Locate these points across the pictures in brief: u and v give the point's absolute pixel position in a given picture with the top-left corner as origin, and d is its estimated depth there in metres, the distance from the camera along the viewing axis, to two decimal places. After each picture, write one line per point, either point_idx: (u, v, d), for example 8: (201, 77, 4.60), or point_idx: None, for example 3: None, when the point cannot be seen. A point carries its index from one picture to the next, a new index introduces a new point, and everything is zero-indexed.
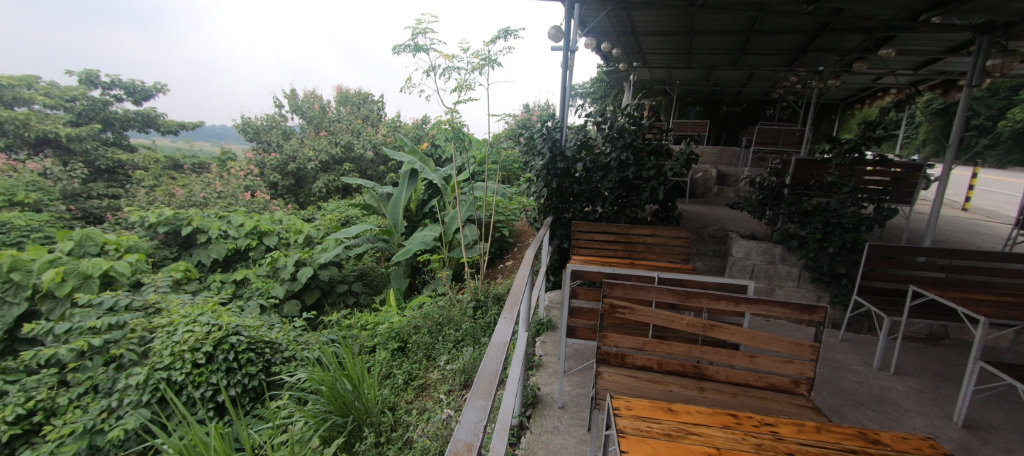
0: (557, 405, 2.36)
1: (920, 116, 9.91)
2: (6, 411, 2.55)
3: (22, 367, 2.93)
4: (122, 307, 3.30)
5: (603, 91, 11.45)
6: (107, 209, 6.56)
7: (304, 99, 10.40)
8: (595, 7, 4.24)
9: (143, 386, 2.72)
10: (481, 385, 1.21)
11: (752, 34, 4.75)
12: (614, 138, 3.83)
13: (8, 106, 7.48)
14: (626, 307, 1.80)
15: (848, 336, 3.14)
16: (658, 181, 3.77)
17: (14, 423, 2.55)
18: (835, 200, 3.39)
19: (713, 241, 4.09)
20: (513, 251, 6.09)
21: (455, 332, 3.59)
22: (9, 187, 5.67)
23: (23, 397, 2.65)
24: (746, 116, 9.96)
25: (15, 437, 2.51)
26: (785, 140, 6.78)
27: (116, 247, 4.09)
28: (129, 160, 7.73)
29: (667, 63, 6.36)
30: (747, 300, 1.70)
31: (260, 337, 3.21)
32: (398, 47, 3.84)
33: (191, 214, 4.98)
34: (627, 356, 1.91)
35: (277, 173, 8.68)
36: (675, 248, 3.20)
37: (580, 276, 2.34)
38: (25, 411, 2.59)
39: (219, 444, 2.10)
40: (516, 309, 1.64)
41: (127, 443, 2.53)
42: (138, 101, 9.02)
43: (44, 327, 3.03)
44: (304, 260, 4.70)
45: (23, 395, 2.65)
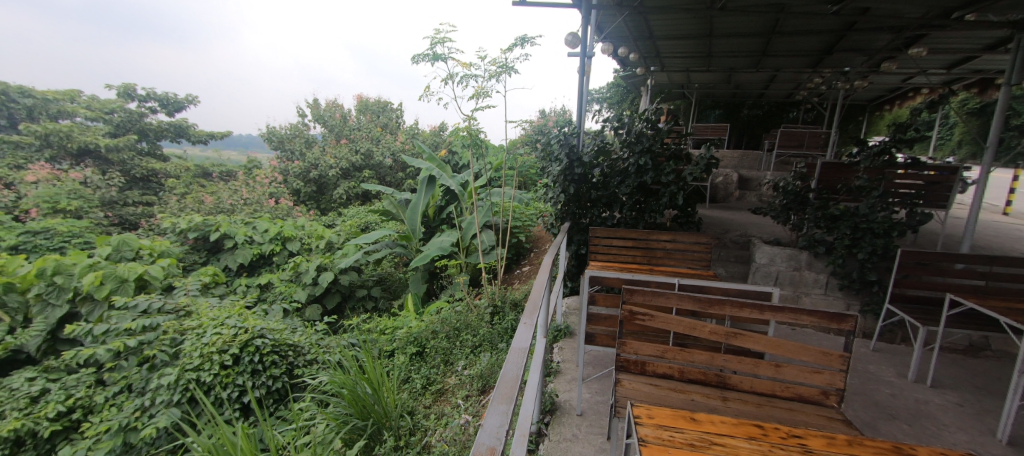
0: (576, 412, 2.33)
1: (954, 115, 9.47)
2: (47, 408, 2.67)
3: (63, 367, 3.06)
4: (155, 310, 3.42)
5: (620, 96, 11.40)
6: (141, 216, 6.84)
7: (326, 108, 10.62)
8: (612, 12, 4.23)
9: (174, 386, 2.80)
10: (503, 390, 1.21)
11: (774, 36, 4.66)
12: (632, 143, 3.79)
13: (54, 119, 8.11)
14: (646, 314, 1.77)
15: (881, 346, 3.02)
16: (678, 187, 3.69)
17: (55, 420, 2.67)
18: (864, 204, 3.21)
19: (735, 247, 4.02)
20: (530, 256, 6.08)
21: (473, 338, 3.60)
22: (53, 195, 5.95)
23: (63, 395, 2.77)
24: (768, 119, 9.74)
25: (56, 433, 2.63)
26: (810, 143, 6.61)
27: (149, 252, 4.25)
28: (162, 169, 8.09)
29: (686, 67, 6.29)
30: (772, 308, 1.68)
31: (283, 340, 3.28)
32: (417, 56, 3.91)
33: (219, 221, 5.14)
34: (646, 363, 1.88)
35: (300, 180, 8.99)
36: (696, 254, 3.14)
37: (597, 282, 2.32)
38: (65, 408, 2.71)
39: (247, 444, 2.16)
40: (535, 315, 1.64)
41: (159, 441, 2.62)
42: (171, 112, 9.40)
43: (83, 328, 3.16)
44: (325, 265, 4.79)
45: (63, 393, 2.77)
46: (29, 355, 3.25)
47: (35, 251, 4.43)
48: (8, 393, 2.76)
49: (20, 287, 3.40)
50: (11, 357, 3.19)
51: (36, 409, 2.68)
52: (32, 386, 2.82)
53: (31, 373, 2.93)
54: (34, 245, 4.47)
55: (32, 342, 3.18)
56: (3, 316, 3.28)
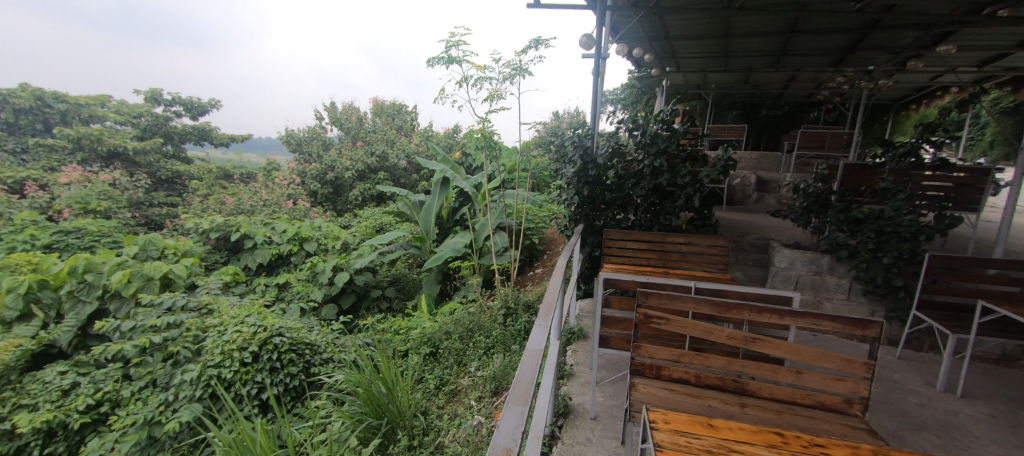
0: (589, 415, 2.31)
1: (986, 115, 9.10)
2: (77, 401, 2.78)
3: (93, 361, 3.13)
4: (179, 307, 3.50)
5: (635, 97, 11.31)
6: (166, 216, 7.03)
7: (343, 111, 10.75)
8: (627, 13, 4.20)
9: (196, 382, 2.87)
10: (518, 392, 1.21)
11: (794, 35, 4.56)
12: (647, 145, 3.74)
13: (85, 123, 8.40)
14: (662, 318, 1.74)
15: (907, 354, 2.92)
16: (694, 189, 3.63)
17: (85, 412, 2.79)
18: (889, 207, 3.11)
19: (753, 250, 3.96)
20: (543, 258, 6.06)
21: (486, 339, 3.59)
22: (84, 196, 6.16)
23: (93, 388, 2.88)
24: (787, 119, 9.53)
25: (86, 425, 2.76)
26: (831, 144, 6.46)
27: (174, 251, 4.35)
28: (186, 171, 8.32)
29: (703, 67, 6.20)
30: (793, 314, 1.63)
31: (301, 339, 3.32)
32: (432, 59, 3.93)
33: (240, 221, 5.26)
34: (662, 368, 1.85)
35: (316, 182, 9.12)
36: (712, 257, 3.08)
37: (612, 285, 2.30)
38: (94, 402, 2.81)
39: (266, 440, 2.20)
40: (551, 317, 1.63)
41: (182, 435, 2.69)
42: (195, 116, 9.66)
43: (112, 324, 3.26)
44: (341, 265, 4.85)
45: (93, 387, 2.87)
46: (61, 350, 3.35)
47: (66, 250, 4.59)
48: (42, 386, 2.88)
49: (53, 285, 3.54)
50: (44, 351, 3.29)
51: (67, 401, 2.79)
52: (64, 380, 2.93)
53: (63, 366, 3.02)
54: (66, 244, 4.63)
55: (64, 337, 3.30)
56: (38, 311, 3.43)
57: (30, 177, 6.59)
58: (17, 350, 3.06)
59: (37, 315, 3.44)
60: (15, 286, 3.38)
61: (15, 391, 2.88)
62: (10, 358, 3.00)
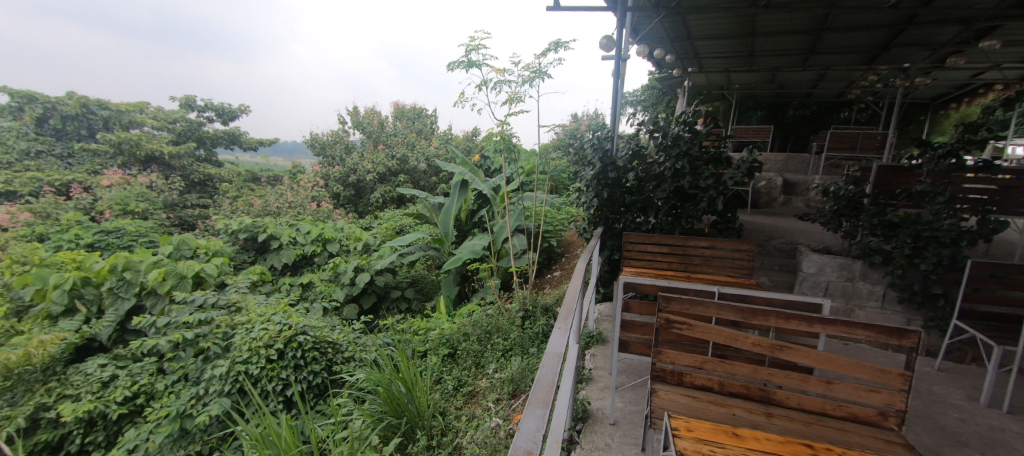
0: (609, 421, 2.26)
1: None
2: (116, 392, 2.91)
3: (130, 355, 3.30)
4: (209, 305, 3.62)
5: (655, 98, 11.16)
6: (198, 217, 7.29)
7: (365, 115, 10.93)
8: (648, 13, 4.15)
9: (225, 377, 2.96)
10: (539, 394, 1.23)
11: (822, 32, 4.43)
12: (668, 147, 3.65)
13: (125, 128, 8.79)
14: (684, 323, 1.69)
15: (947, 366, 2.77)
16: (717, 191, 3.53)
17: (122, 404, 2.90)
18: (926, 211, 2.95)
19: (779, 255, 3.85)
20: (562, 261, 6.02)
21: (504, 341, 3.57)
22: (124, 198, 6.43)
23: (130, 381, 3.01)
24: (816, 120, 9.22)
25: (123, 416, 2.87)
26: (864, 144, 6.24)
27: (205, 251, 4.50)
28: (217, 174, 8.62)
29: (726, 68, 6.07)
30: (823, 321, 1.56)
31: (324, 337, 3.37)
32: (452, 63, 3.96)
33: (266, 223, 5.40)
34: (684, 374, 1.80)
35: (339, 185, 9.28)
36: (736, 261, 2.99)
37: (632, 289, 2.25)
38: (130, 394, 2.94)
39: (290, 436, 2.25)
40: (571, 321, 1.62)
41: (211, 428, 2.77)
42: (226, 121, 10.00)
43: (148, 320, 3.37)
44: (363, 266, 4.92)
45: (130, 380, 3.00)
46: (101, 344, 3.51)
47: (107, 248, 4.79)
48: (84, 377, 3.02)
49: (95, 281, 3.69)
50: (86, 345, 3.46)
51: (106, 392, 2.93)
52: (103, 372, 3.08)
53: (103, 360, 3.19)
54: (107, 244, 4.84)
55: (104, 331, 3.43)
56: (82, 307, 3.59)
57: (76, 180, 6.93)
58: (62, 343, 3.19)
59: (81, 310, 3.60)
60: (61, 283, 3.55)
61: (59, 382, 3.03)
62: (56, 350, 3.12)
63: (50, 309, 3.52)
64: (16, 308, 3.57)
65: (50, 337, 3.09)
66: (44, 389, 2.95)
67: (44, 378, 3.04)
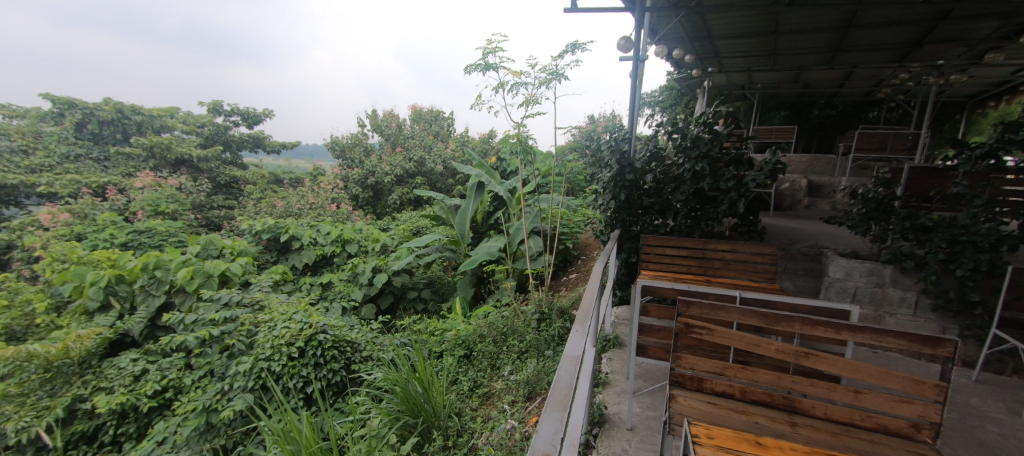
0: (626, 426, 2.23)
1: None
2: (147, 386, 3.04)
3: (160, 350, 3.40)
4: (234, 303, 3.69)
5: (674, 99, 11.00)
6: (224, 218, 7.50)
7: (383, 118, 11.07)
8: (667, 13, 4.10)
9: (249, 373, 3.02)
10: (557, 396, 1.23)
11: (850, 30, 4.29)
12: (687, 148, 3.58)
13: (156, 132, 9.12)
14: (704, 328, 1.65)
15: (985, 378, 2.63)
16: (738, 193, 3.44)
17: (152, 397, 3.04)
18: (962, 214, 2.80)
19: (804, 259, 3.74)
20: (578, 263, 5.96)
21: (520, 343, 3.54)
22: (155, 200, 6.67)
23: (159, 375, 3.13)
24: (842, 120, 8.95)
25: (153, 409, 3.02)
26: (894, 145, 6.04)
27: (231, 251, 4.61)
28: (242, 176, 8.86)
29: (748, 67, 5.93)
30: (850, 328, 1.51)
31: (343, 336, 3.40)
32: (470, 66, 3.97)
33: (288, 224, 5.51)
34: (704, 380, 1.75)
35: (358, 186, 9.40)
36: (758, 265, 2.91)
37: (650, 292, 2.21)
38: (160, 388, 3.06)
39: (311, 433, 2.26)
40: (589, 324, 1.60)
41: (235, 422, 2.84)
42: (251, 125, 10.27)
43: (177, 317, 3.46)
44: (381, 266, 4.97)
45: (160, 374, 3.12)
46: (133, 339, 3.61)
47: (139, 248, 4.96)
48: (117, 371, 3.16)
49: (128, 279, 3.83)
50: (119, 340, 3.57)
51: (138, 386, 3.06)
52: (135, 366, 3.21)
53: (135, 354, 3.30)
54: (139, 243, 5.01)
55: (136, 327, 3.56)
56: (115, 303, 3.73)
57: (111, 182, 7.20)
58: (98, 337, 3.34)
59: (115, 306, 3.74)
60: (97, 280, 3.69)
61: (94, 374, 3.18)
62: (92, 344, 3.28)
63: (87, 305, 3.69)
64: (56, 303, 3.82)
65: (86, 332, 3.25)
66: (80, 381, 3.11)
67: (81, 370, 3.20)
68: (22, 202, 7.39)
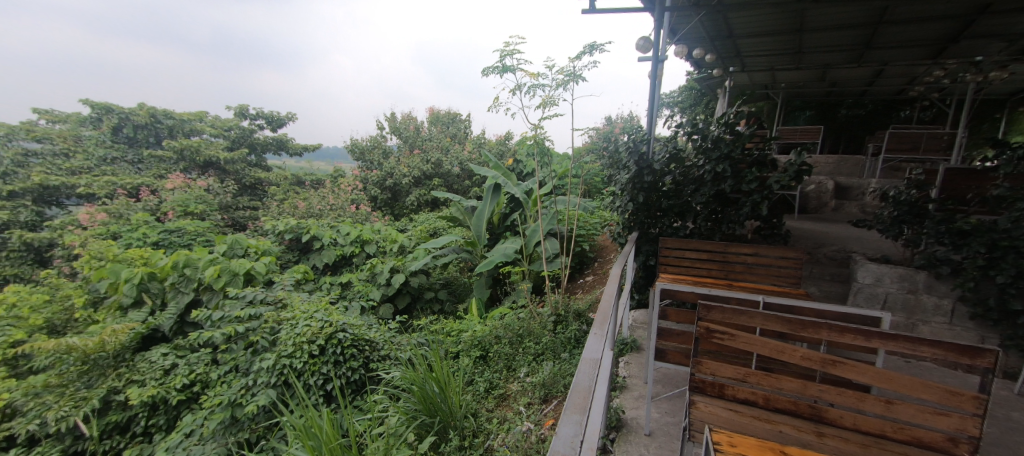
0: (644, 431, 2.19)
1: None
2: (176, 380, 3.15)
3: (189, 345, 3.51)
4: (258, 300, 3.76)
5: (694, 99, 10.83)
6: (249, 218, 7.72)
7: (402, 121, 11.21)
8: (688, 13, 4.03)
9: (272, 370, 3.08)
10: (576, 399, 1.22)
11: (880, 26, 4.15)
12: (708, 149, 3.50)
13: (186, 135, 9.45)
14: (726, 333, 1.61)
15: None
16: (761, 195, 3.34)
17: (181, 391, 3.15)
18: (1004, 217, 2.65)
19: (830, 264, 3.63)
20: (594, 266, 5.90)
21: (536, 345, 3.52)
22: (184, 201, 6.89)
23: (188, 369, 3.24)
24: (871, 120, 8.65)
25: (182, 402, 3.13)
26: (928, 145, 5.79)
27: (255, 250, 4.72)
28: (266, 178, 9.11)
29: (771, 66, 5.79)
30: (881, 336, 1.44)
31: (362, 335, 3.44)
32: (487, 69, 3.98)
33: (310, 224, 5.62)
34: (725, 386, 1.70)
35: (377, 188, 9.53)
36: (782, 269, 2.83)
37: (670, 296, 2.17)
38: (188, 382, 3.18)
39: (331, 429, 2.28)
40: (607, 326, 1.58)
41: (259, 417, 2.91)
42: (275, 128, 10.53)
43: (205, 313, 3.56)
44: (398, 267, 5.02)
45: (188, 368, 3.24)
46: (164, 334, 3.74)
47: (170, 246, 5.13)
48: (148, 365, 3.29)
49: (159, 277, 3.96)
50: (151, 335, 3.71)
51: (168, 379, 3.18)
52: (165, 360, 3.32)
53: (165, 349, 3.43)
54: (170, 242, 5.18)
55: (166, 323, 3.68)
56: (148, 299, 3.88)
57: (145, 183, 7.47)
58: (131, 332, 3.46)
59: (147, 302, 3.88)
60: (131, 277, 3.82)
61: (127, 367, 3.32)
62: (125, 339, 3.39)
63: (122, 300, 3.85)
64: (93, 299, 3.98)
65: (121, 327, 3.38)
66: (115, 374, 3.25)
67: (115, 363, 3.33)
68: (63, 202, 7.76)
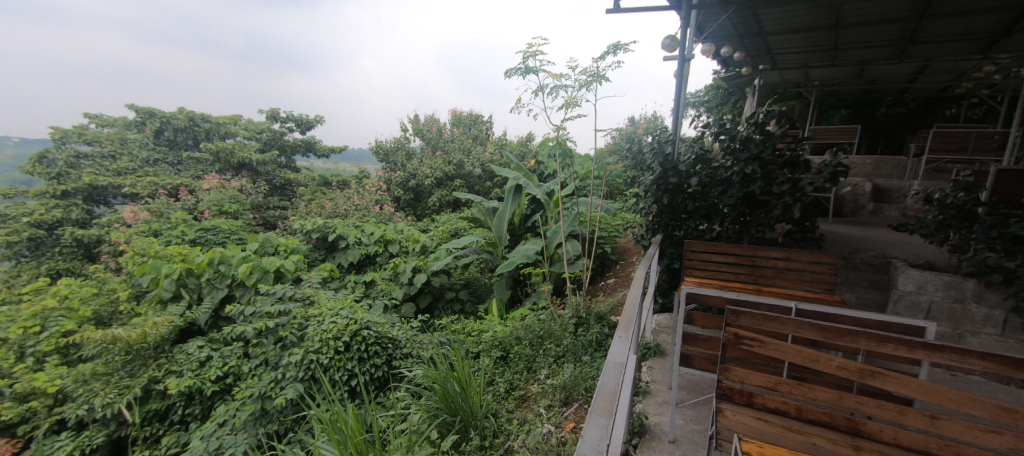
0: (668, 438, 2.13)
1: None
2: (210, 371, 3.28)
3: (223, 339, 3.64)
4: (288, 297, 3.85)
5: (721, 98, 10.57)
6: (278, 218, 7.96)
7: (425, 123, 11.34)
8: (716, 10, 3.94)
9: (300, 364, 3.15)
10: (601, 403, 1.20)
11: (922, 20, 3.94)
12: (736, 150, 3.40)
13: (221, 138, 9.82)
14: (755, 340, 1.54)
15: None
16: (793, 198, 3.22)
17: (215, 382, 3.27)
18: None
19: (868, 269, 3.47)
20: (616, 268, 5.82)
21: (557, 347, 3.49)
22: (219, 200, 7.16)
23: (222, 362, 3.36)
24: (912, 119, 8.22)
25: (216, 393, 3.25)
26: (977, 146, 5.48)
27: (285, 249, 4.85)
28: (295, 179, 9.37)
29: (804, 63, 5.58)
30: (926, 347, 1.36)
31: (385, 333, 3.48)
32: (510, 70, 3.98)
33: (336, 224, 5.74)
34: (754, 395, 1.64)
35: (400, 189, 9.67)
36: (815, 275, 2.71)
37: (696, 300, 2.11)
38: (221, 374, 3.29)
39: (356, 424, 2.30)
40: (632, 329, 1.55)
41: (287, 410, 2.99)
42: (304, 131, 10.83)
43: (238, 308, 3.68)
44: (420, 267, 5.07)
45: (222, 361, 3.36)
46: (199, 328, 3.89)
47: (206, 244, 5.33)
48: (185, 356, 3.43)
49: (196, 273, 4.12)
50: (188, 328, 3.87)
51: (203, 371, 3.31)
52: (201, 353, 3.46)
53: (201, 341, 3.57)
54: (206, 240, 5.39)
55: (202, 317, 3.83)
56: (185, 294, 4.04)
57: (183, 184, 7.80)
58: (170, 325, 3.62)
59: (185, 296, 4.05)
60: (171, 273, 3.99)
61: (167, 358, 3.47)
62: (165, 331, 3.55)
63: (161, 294, 4.02)
64: (136, 292, 4.18)
65: (161, 320, 3.54)
66: (155, 364, 3.41)
67: (156, 354, 3.50)
68: (110, 202, 8.19)
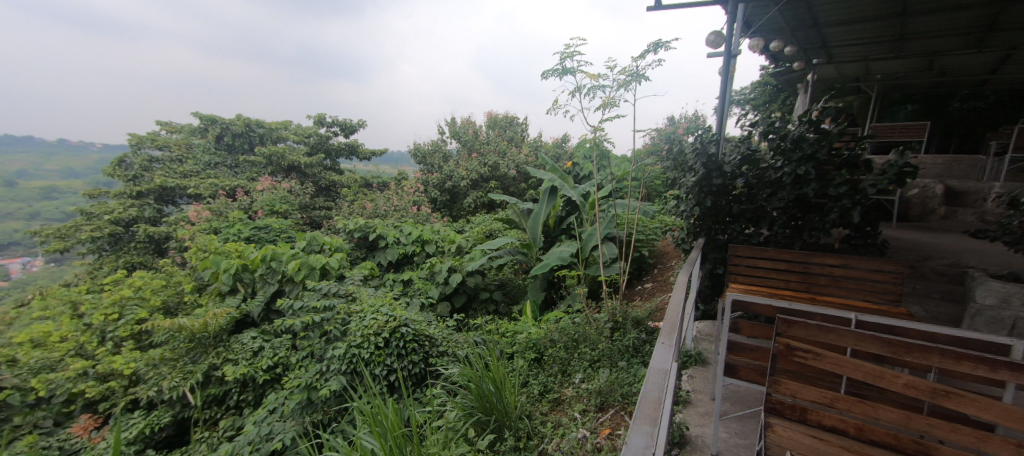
0: (710, 451, 2.03)
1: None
2: (262, 361, 3.45)
3: (273, 331, 3.83)
4: (332, 293, 4.00)
5: (769, 96, 10.05)
6: (323, 217, 8.31)
7: (461, 125, 11.50)
8: (765, 3, 3.74)
9: (343, 358, 3.26)
10: (645, 411, 1.16)
11: (1005, 4, 3.58)
12: (787, 150, 3.20)
13: (273, 142, 10.38)
14: (809, 351, 1.44)
15: None
16: (852, 200, 2.99)
17: (265, 371, 3.44)
18: None
19: (938, 279, 3.20)
20: (654, 272, 5.65)
21: (592, 351, 3.41)
22: (271, 201, 7.55)
23: (272, 353, 3.53)
24: (989, 114, 7.48)
25: (266, 381, 3.42)
26: None
27: (329, 247, 5.05)
28: (339, 180, 9.75)
29: (864, 56, 5.20)
30: (1012, 367, 1.22)
31: (423, 331, 3.53)
32: (547, 71, 3.94)
33: (376, 224, 5.92)
34: (807, 411, 1.52)
35: (436, 190, 9.84)
36: (877, 284, 2.51)
37: (742, 307, 1.99)
38: (272, 363, 3.45)
39: (395, 418, 2.32)
40: (675, 336, 1.50)
41: (331, 401, 3.10)
42: (348, 135, 11.25)
43: (288, 302, 3.86)
44: (456, 267, 5.14)
45: (272, 351, 3.54)
46: (253, 319, 4.12)
47: (259, 242, 5.65)
48: (240, 346, 3.64)
49: (251, 268, 4.36)
50: (243, 319, 4.11)
51: (256, 360, 3.49)
52: (253, 343, 3.65)
53: (254, 333, 3.77)
54: (259, 238, 5.71)
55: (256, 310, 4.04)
56: (241, 288, 4.30)
57: (239, 185, 8.30)
58: (228, 316, 3.85)
59: (241, 290, 4.31)
60: (228, 268, 4.25)
61: (224, 347, 3.71)
62: (223, 321, 3.79)
63: (221, 287, 4.30)
64: (199, 285, 4.47)
65: (220, 311, 3.77)
66: (215, 352, 3.66)
67: (215, 343, 3.75)
68: (177, 201, 8.82)
